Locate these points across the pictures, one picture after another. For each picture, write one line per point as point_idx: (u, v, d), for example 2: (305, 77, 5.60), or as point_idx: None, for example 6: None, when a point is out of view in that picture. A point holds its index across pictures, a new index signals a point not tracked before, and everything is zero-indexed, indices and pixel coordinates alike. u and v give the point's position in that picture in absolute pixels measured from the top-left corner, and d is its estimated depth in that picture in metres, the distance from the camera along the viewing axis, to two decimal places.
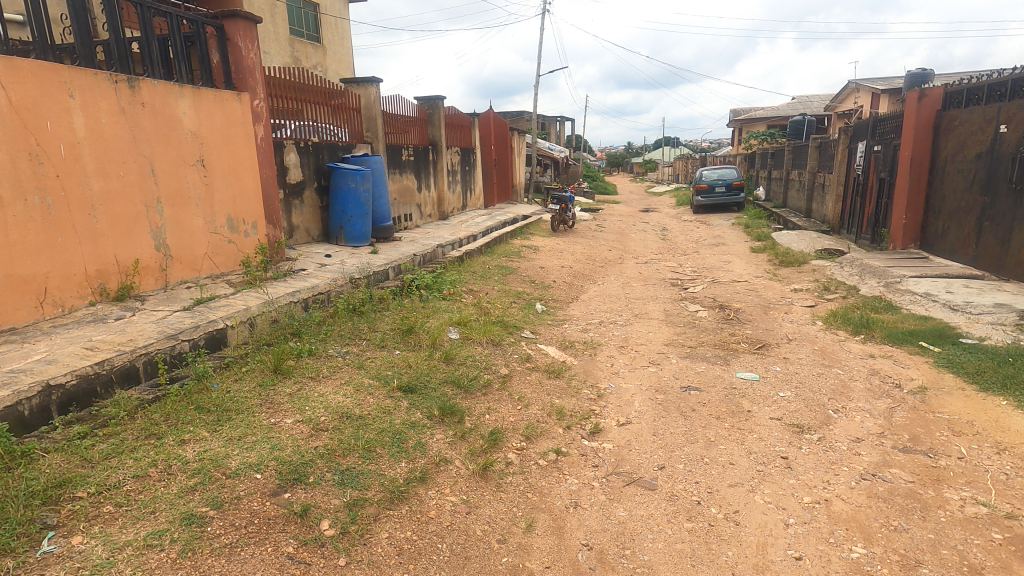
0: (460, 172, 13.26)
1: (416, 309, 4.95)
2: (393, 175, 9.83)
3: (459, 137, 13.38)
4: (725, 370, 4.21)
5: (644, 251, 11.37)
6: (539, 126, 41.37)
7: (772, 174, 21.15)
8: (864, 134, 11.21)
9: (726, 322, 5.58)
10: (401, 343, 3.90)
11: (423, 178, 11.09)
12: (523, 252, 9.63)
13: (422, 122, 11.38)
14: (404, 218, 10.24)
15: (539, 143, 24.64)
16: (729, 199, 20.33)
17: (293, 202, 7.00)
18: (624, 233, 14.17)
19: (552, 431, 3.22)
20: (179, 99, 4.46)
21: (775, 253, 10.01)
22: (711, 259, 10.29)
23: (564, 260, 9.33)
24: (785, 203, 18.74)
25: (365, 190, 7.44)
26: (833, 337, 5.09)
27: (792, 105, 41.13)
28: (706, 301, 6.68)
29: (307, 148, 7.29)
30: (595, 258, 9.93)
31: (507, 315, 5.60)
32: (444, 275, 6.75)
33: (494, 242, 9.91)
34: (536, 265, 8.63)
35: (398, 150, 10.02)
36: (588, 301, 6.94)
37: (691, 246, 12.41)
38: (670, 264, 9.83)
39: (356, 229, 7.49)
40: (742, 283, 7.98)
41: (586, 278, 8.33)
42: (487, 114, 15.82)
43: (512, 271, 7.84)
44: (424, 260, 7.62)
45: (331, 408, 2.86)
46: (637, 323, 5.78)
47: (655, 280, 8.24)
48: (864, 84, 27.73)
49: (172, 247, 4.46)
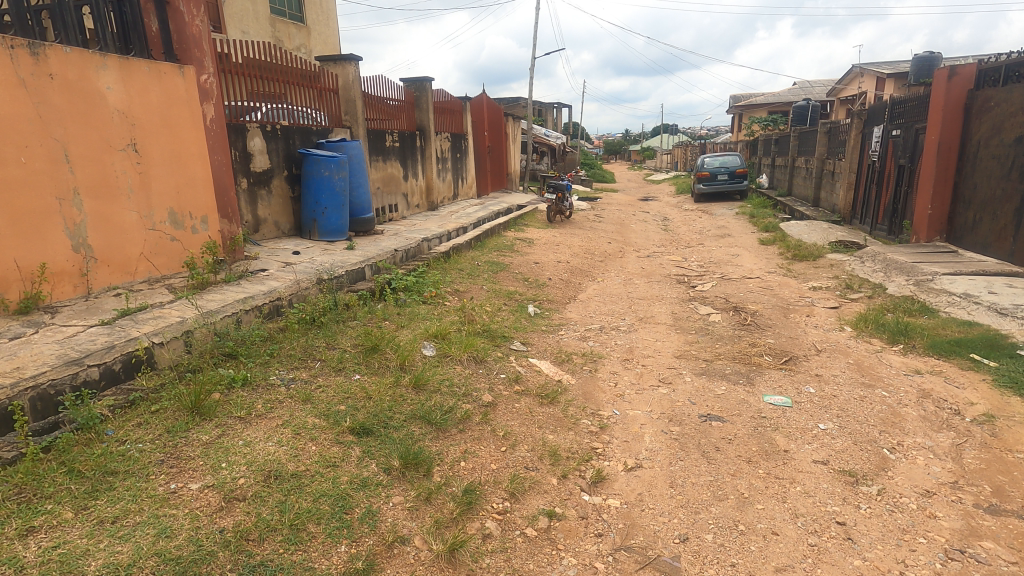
0: (450, 159, 12.53)
1: (389, 318, 4.27)
2: (376, 163, 9.11)
3: (449, 122, 12.62)
4: (750, 391, 3.57)
5: (646, 243, 10.71)
6: (535, 112, 40.36)
7: (776, 161, 20.41)
8: (881, 117, 10.50)
9: (743, 328, 4.94)
10: (363, 365, 3.23)
11: (410, 166, 10.37)
12: (516, 246, 8.95)
13: (409, 105, 10.62)
14: (389, 210, 9.53)
15: (535, 129, 23.82)
16: (732, 187, 19.61)
17: (259, 192, 6.29)
18: (623, 224, 13.48)
19: (544, 483, 2.57)
20: (100, 72, 3.75)
21: (787, 245, 9.36)
22: (717, 252, 9.64)
23: (561, 255, 8.66)
24: (790, 191, 18.04)
25: (342, 179, 6.74)
26: (867, 347, 4.46)
27: (795, 89, 40.22)
28: (718, 302, 6.03)
29: (275, 132, 6.57)
30: (594, 252, 9.27)
31: (496, 322, 4.93)
32: (427, 274, 6.06)
33: (486, 235, 9.21)
34: (530, 261, 7.95)
35: (381, 135, 9.28)
36: (587, 302, 6.29)
37: (695, 238, 11.75)
38: (675, 258, 9.18)
39: (332, 223, 6.79)
40: (755, 279, 7.33)
41: (584, 274, 7.66)
42: (479, 98, 15.04)
43: (504, 268, 7.16)
44: (406, 256, 6.94)
45: (255, 465, 2.21)
46: (642, 329, 5.13)
47: (659, 276, 7.59)
48: (870, 68, 26.92)
49: (96, 248, 3.78)
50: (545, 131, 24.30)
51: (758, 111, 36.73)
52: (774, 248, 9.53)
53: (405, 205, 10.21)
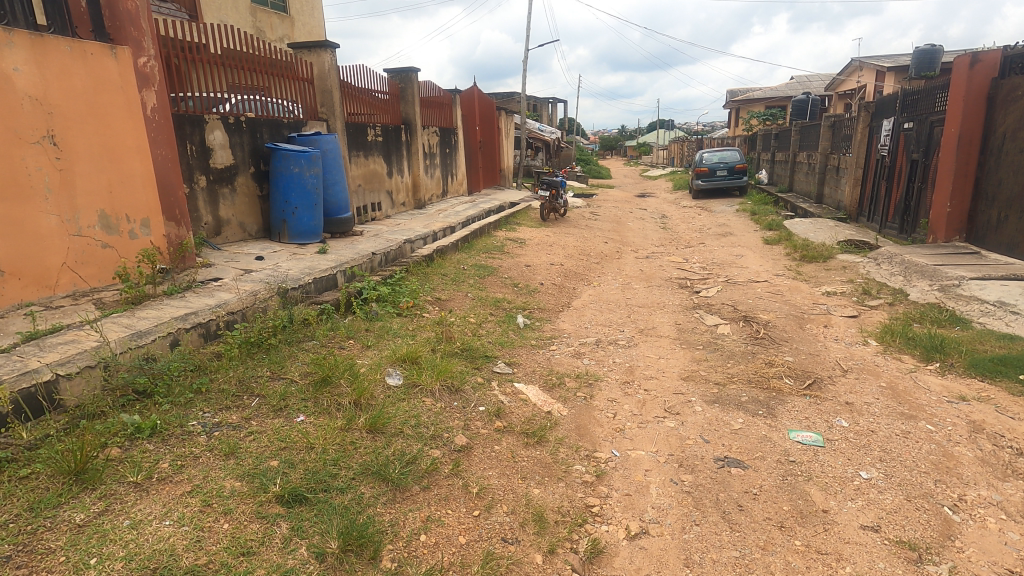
0: (439, 155, 11.95)
1: (353, 338, 3.71)
2: (357, 159, 8.53)
3: (437, 116, 12.04)
4: (773, 425, 3.04)
5: (644, 243, 10.18)
6: (530, 108, 39.80)
7: (776, 157, 19.88)
8: (891, 110, 9.98)
9: (756, 342, 4.41)
10: (310, 402, 2.67)
11: (395, 161, 9.79)
12: (506, 247, 8.38)
13: (393, 98, 10.03)
14: (371, 208, 8.96)
15: (529, 124, 23.25)
16: (732, 183, 19.08)
17: (220, 191, 5.71)
18: (620, 222, 12.93)
19: (526, 563, 2.02)
20: (5, 50, 3.18)
21: (793, 245, 8.84)
22: (720, 253, 9.12)
23: (554, 256, 8.10)
24: (791, 187, 17.53)
25: (314, 176, 6.17)
26: (898, 366, 3.94)
27: (792, 84, 39.69)
28: (725, 310, 5.51)
29: (240, 124, 5.98)
30: (589, 253, 8.72)
31: (479, 338, 4.38)
32: (406, 281, 5.49)
33: (475, 235, 8.64)
34: (520, 263, 7.39)
35: (362, 129, 8.70)
36: (582, 311, 5.75)
37: (695, 237, 11.23)
38: (675, 259, 8.65)
39: (304, 223, 6.23)
40: (762, 284, 6.80)
41: (579, 278, 7.12)
42: (470, 91, 14.45)
43: (492, 273, 6.61)
44: (385, 260, 6.37)
45: (136, 560, 1.65)
46: (643, 343, 4.59)
47: (659, 280, 7.06)
48: (870, 61, 26.40)
49: (2, 258, 3.24)
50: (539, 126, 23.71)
51: (756, 106, 36.21)
52: (780, 249, 9.02)
53: (389, 203, 9.63)
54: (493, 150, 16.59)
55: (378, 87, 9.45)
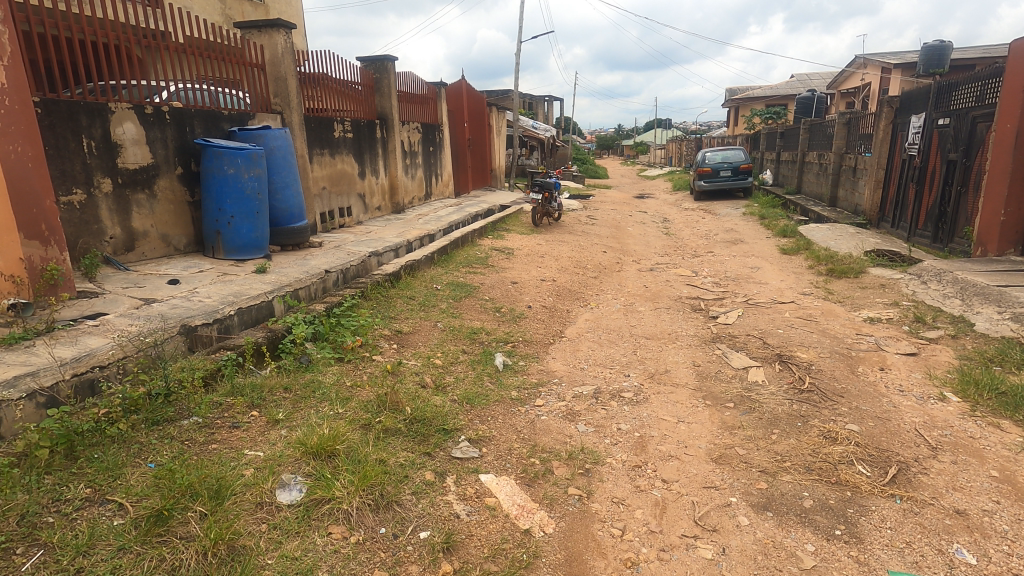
0: (421, 154, 10.91)
1: (257, 411, 2.67)
2: (321, 157, 7.48)
3: (419, 111, 10.98)
4: (863, 561, 2.03)
5: (647, 252, 9.18)
6: (525, 105, 38.77)
7: (782, 156, 18.88)
8: (920, 104, 8.97)
9: (803, 397, 3.40)
10: (124, 561, 1.62)
11: (367, 161, 8.74)
12: (491, 258, 7.35)
13: (367, 90, 8.99)
14: (339, 214, 7.92)
15: (523, 122, 22.22)
16: (736, 183, 18.10)
17: (133, 196, 4.66)
18: (620, 227, 11.92)
19: None
20: None
21: (816, 257, 7.85)
22: (733, 264, 8.13)
23: (545, 270, 7.07)
24: (799, 189, 16.55)
25: (254, 178, 5.14)
26: (1002, 439, 2.93)
27: (793, 82, 38.76)
28: (753, 343, 4.50)
29: (162, 116, 4.92)
30: (586, 264, 7.70)
31: (441, 395, 3.35)
32: (360, 310, 4.45)
33: (456, 245, 7.61)
34: (504, 279, 6.36)
35: (328, 123, 7.65)
36: (577, 344, 4.72)
37: (702, 244, 10.24)
38: (683, 272, 7.66)
39: (244, 234, 5.19)
40: (789, 306, 5.79)
41: (574, 298, 6.10)
42: (458, 84, 13.42)
43: (471, 293, 5.58)
44: (341, 279, 5.34)
45: None
46: (656, 396, 3.57)
47: (668, 300, 6.05)
48: (874, 57, 25.39)
49: None
50: (533, 124, 22.65)
51: (755, 104, 35.26)
52: (800, 260, 8.03)
53: (362, 207, 8.60)
54: (483, 148, 15.57)
55: (348, 77, 8.40)
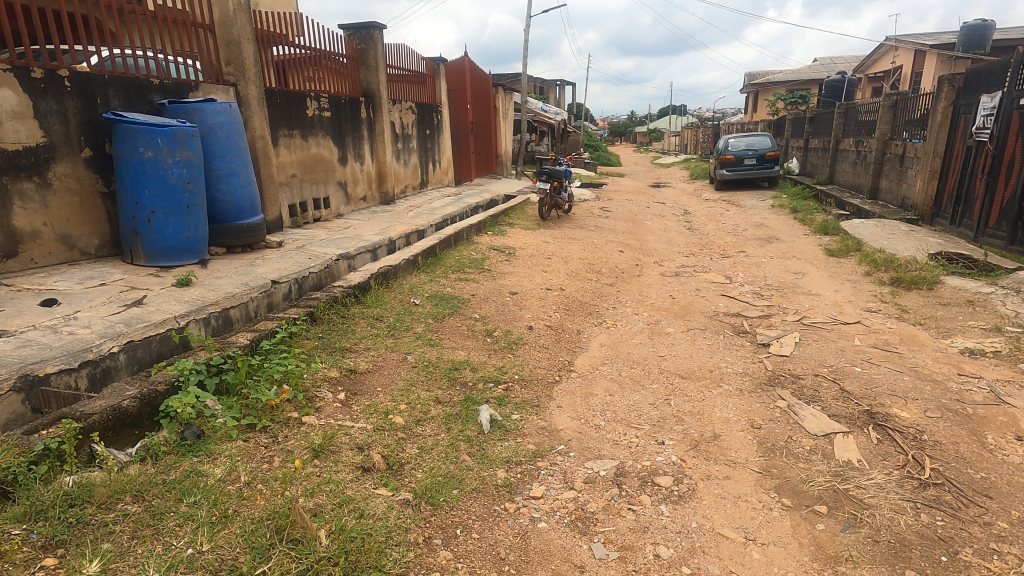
0: (416, 137, 9.76)
1: (55, 557, 1.60)
2: (291, 139, 6.37)
3: (414, 89, 9.81)
4: None
5: (670, 251, 8.03)
6: (536, 89, 37.33)
7: (811, 143, 17.47)
8: (993, 81, 7.68)
9: (930, 500, 2.28)
10: None
11: (350, 145, 7.62)
12: (489, 261, 6.23)
13: (351, 63, 7.84)
14: (313, 207, 6.83)
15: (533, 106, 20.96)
16: (761, 173, 16.79)
17: (12, 186, 3.59)
18: (637, 220, 10.74)
19: None
20: None
21: (872, 260, 6.65)
22: (772, 269, 6.96)
23: (551, 276, 5.96)
24: (831, 179, 15.20)
25: (180, 163, 4.05)
26: None
27: (816, 66, 36.91)
28: (827, 389, 3.37)
29: (58, 81, 3.82)
30: (600, 267, 6.57)
31: (389, 490, 2.26)
32: (303, 342, 3.36)
33: (448, 244, 6.50)
34: (502, 289, 5.25)
35: (300, 100, 6.52)
36: (591, 385, 3.62)
37: (731, 243, 9.06)
38: (714, 277, 6.52)
39: (170, 233, 4.11)
40: (855, 328, 4.64)
41: (585, 314, 4.99)
42: (460, 62, 12.21)
43: (457, 309, 4.48)
44: (291, 293, 4.28)
45: None
46: (708, 487, 2.45)
47: (702, 318, 4.92)
48: (907, 38, 23.76)
49: None
50: (543, 108, 21.35)
51: (776, 89, 33.56)
52: (852, 264, 6.84)
53: (343, 198, 7.51)
54: (488, 132, 14.39)
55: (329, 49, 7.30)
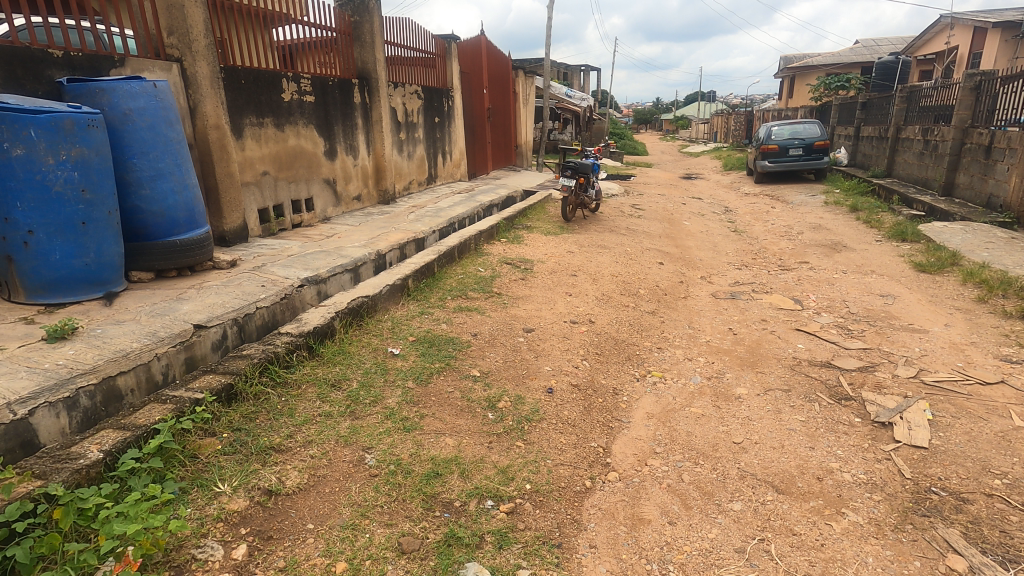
0: (422, 126, 8.58)
1: None
2: (261, 129, 5.24)
3: (420, 70, 8.59)
4: None
5: (718, 262, 6.77)
6: (560, 75, 35.79)
7: (863, 131, 15.81)
8: None
9: None
10: None
11: (339, 135, 6.45)
12: (500, 280, 5.04)
13: (343, 38, 6.68)
14: (291, 210, 5.70)
15: (556, 92, 19.58)
16: (807, 164, 15.22)
17: None
18: (674, 220, 9.42)
19: None
20: None
21: (983, 281, 5.27)
22: (849, 289, 5.67)
23: (577, 301, 4.76)
24: (889, 172, 13.61)
25: (68, 164, 2.94)
26: None
27: (858, 48, 34.64)
28: (1020, 531, 2.13)
29: None
30: (637, 287, 5.36)
31: None
32: (205, 439, 2.23)
33: (451, 258, 5.32)
34: (513, 324, 4.08)
35: (274, 81, 5.37)
36: (640, 499, 2.43)
37: (787, 250, 7.74)
38: (780, 302, 5.27)
39: (57, 259, 3.00)
40: (1003, 392, 3.33)
41: (623, 362, 3.78)
42: (475, 41, 10.96)
43: (451, 361, 3.31)
44: (220, 342, 3.14)
45: None
46: None
47: (780, 371, 3.69)
48: (966, 15, 21.62)
49: None
50: (567, 93, 20.00)
51: (815, 73, 31.51)
52: (953, 284, 5.49)
53: (330, 198, 6.37)
54: (506, 120, 13.13)
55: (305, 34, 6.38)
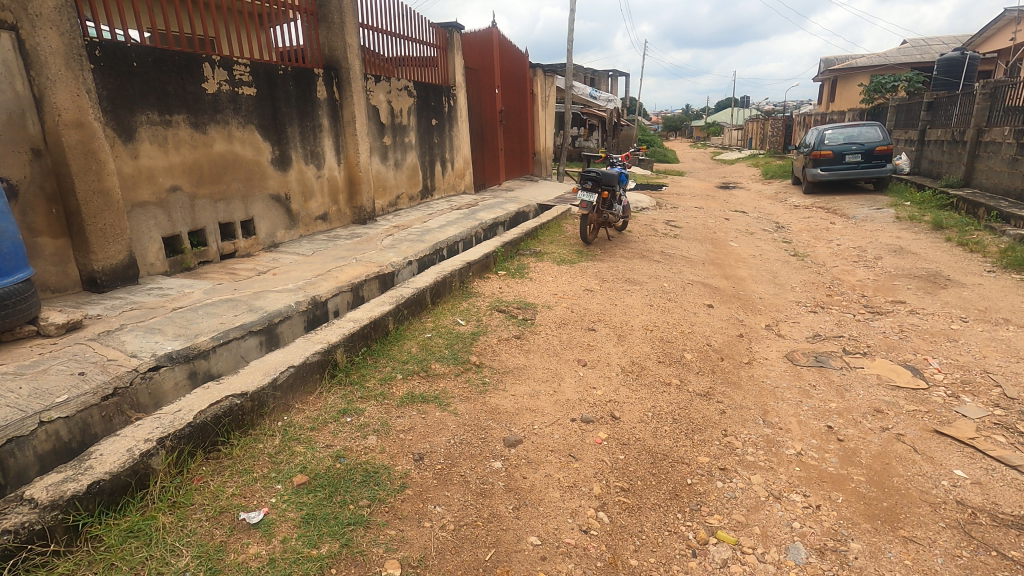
0: (414, 130, 7.18)
1: None
2: (169, 130, 3.88)
3: (413, 63, 7.22)
4: None
5: (784, 303, 5.16)
6: (587, 79, 34.34)
7: (929, 134, 13.85)
8: None
9: None
10: None
11: (293, 139, 5.07)
12: (485, 340, 3.56)
13: (305, 20, 5.35)
14: (216, 237, 4.33)
15: (581, 94, 18.09)
16: (866, 172, 13.37)
17: None
18: (719, 241, 7.81)
19: None
20: None
21: None
22: (984, 351, 4.00)
23: (594, 378, 3.24)
24: (968, 181, 11.68)
25: None
26: None
27: (907, 47, 32.20)
28: None
29: None
30: (681, 346, 3.81)
31: None
32: None
33: (420, 305, 3.85)
34: (489, 429, 2.58)
35: (190, 64, 4.00)
36: None
37: (869, 282, 6.06)
38: (891, 372, 3.66)
39: None
40: None
41: (666, 511, 2.25)
42: (486, 34, 9.57)
43: (356, 537, 1.82)
44: None
45: None
46: None
47: (947, 541, 2.11)
48: None
49: None
50: (592, 95, 18.49)
51: (861, 74, 29.26)
52: None
53: (279, 220, 4.99)
54: (523, 124, 11.70)
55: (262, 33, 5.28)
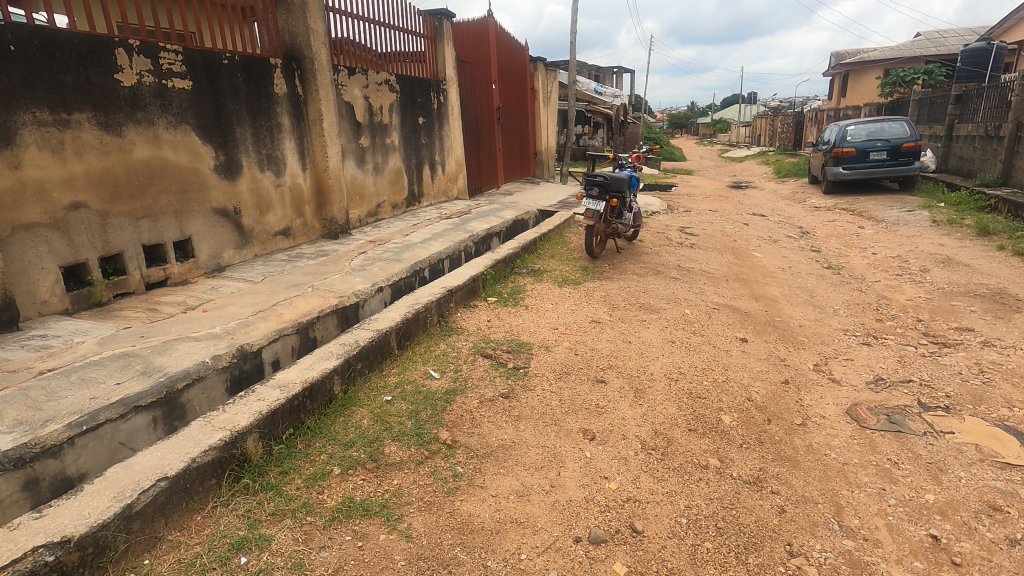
0: (396, 129, 6.36)
1: None
2: (68, 132, 3.09)
3: (396, 54, 6.41)
4: None
5: (831, 333, 4.31)
6: (590, 75, 33.42)
7: (958, 129, 12.89)
8: None
9: None
10: None
11: (244, 141, 4.26)
12: (463, 402, 2.73)
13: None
14: (138, 264, 3.53)
15: (585, 90, 17.20)
16: (892, 171, 12.43)
17: None
18: (742, 252, 6.94)
19: None
20: None
21: None
22: None
23: (606, 461, 2.41)
24: (1005, 180, 10.74)
25: None
26: None
27: (921, 39, 31.09)
28: None
29: None
30: (716, 405, 2.97)
31: None
32: None
33: (383, 352, 3.03)
34: (454, 569, 1.77)
35: (97, 50, 3.20)
36: None
37: (923, 302, 5.19)
38: (992, 439, 2.81)
39: None
40: None
41: None
42: (481, 24, 8.76)
43: None
44: None
45: None
46: None
47: None
48: None
49: None
50: (597, 91, 17.61)
51: (874, 67, 28.17)
52: None
53: (226, 239, 4.19)
54: (523, 122, 10.85)
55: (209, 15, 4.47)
